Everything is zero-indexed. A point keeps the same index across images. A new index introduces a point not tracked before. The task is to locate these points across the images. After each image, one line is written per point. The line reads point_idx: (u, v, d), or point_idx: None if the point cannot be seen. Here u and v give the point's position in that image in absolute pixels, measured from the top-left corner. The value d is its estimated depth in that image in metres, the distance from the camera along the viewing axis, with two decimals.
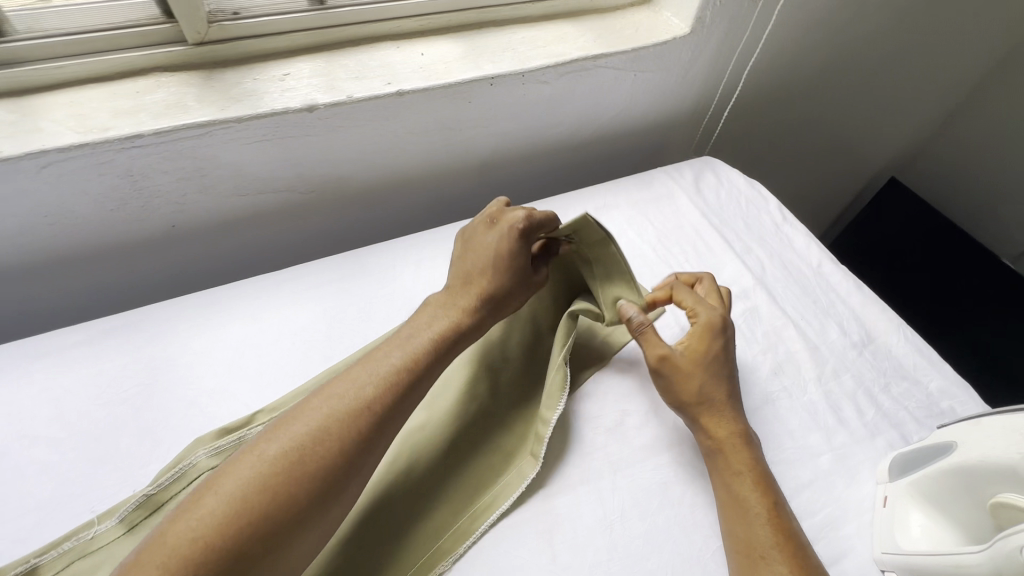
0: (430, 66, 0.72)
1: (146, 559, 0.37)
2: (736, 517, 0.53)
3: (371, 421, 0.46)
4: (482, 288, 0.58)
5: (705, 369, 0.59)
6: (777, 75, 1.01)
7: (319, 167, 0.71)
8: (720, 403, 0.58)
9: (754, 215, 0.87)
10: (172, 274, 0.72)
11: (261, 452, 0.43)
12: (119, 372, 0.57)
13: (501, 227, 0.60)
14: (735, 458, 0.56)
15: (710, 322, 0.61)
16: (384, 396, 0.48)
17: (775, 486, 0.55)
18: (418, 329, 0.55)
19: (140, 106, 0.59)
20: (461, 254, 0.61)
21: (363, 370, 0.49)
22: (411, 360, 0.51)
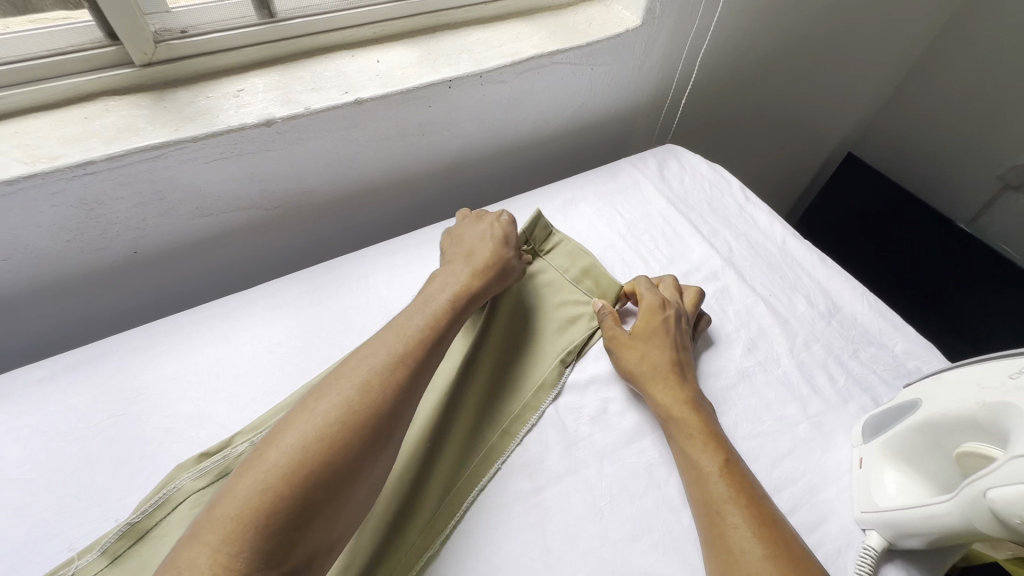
0: (387, 72, 0.71)
1: (212, 516, 0.38)
2: (693, 476, 0.51)
3: (411, 371, 0.48)
4: (487, 256, 0.62)
5: (649, 345, 0.61)
6: (731, 59, 1.04)
7: (283, 181, 0.70)
8: (664, 373, 0.58)
9: (718, 197, 0.86)
10: (143, 299, 0.72)
11: (311, 409, 0.43)
12: (90, 407, 0.55)
13: (489, 219, 0.68)
14: (687, 420, 0.55)
15: (652, 304, 0.64)
16: (416, 349, 0.49)
17: (729, 445, 0.54)
18: (434, 293, 0.57)
19: (90, 132, 0.58)
20: (456, 243, 0.66)
21: (391, 331, 0.51)
22: (435, 321, 0.53)
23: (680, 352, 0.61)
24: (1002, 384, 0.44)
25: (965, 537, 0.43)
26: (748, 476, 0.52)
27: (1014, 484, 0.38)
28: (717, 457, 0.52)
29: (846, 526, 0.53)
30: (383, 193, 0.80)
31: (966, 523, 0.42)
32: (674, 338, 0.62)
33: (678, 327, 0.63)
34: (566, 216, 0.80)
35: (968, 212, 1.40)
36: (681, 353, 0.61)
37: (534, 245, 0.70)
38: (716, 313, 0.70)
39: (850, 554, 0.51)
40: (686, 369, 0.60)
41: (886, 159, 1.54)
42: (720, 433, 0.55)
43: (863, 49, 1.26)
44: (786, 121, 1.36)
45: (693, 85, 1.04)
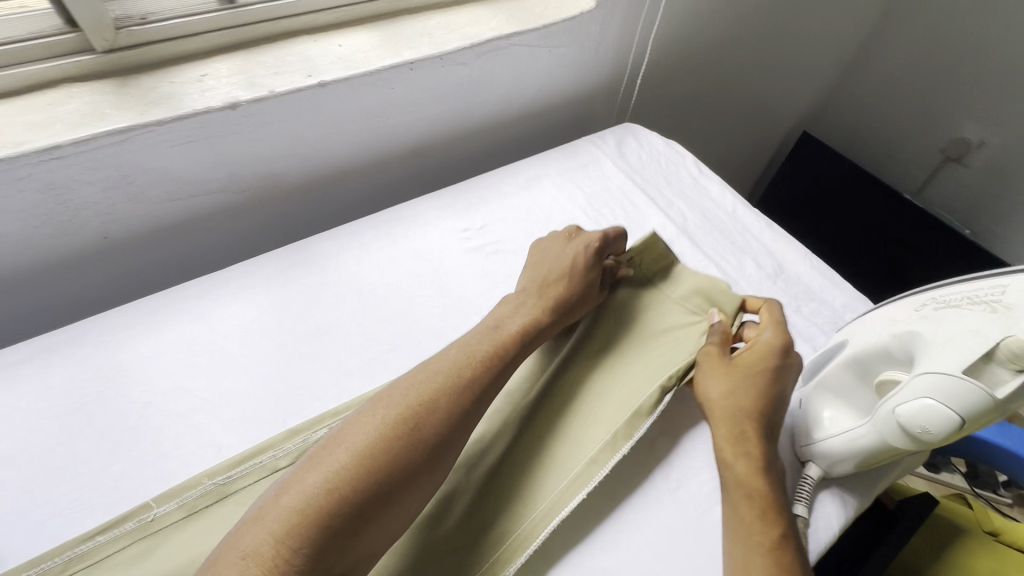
0: (348, 56, 0.73)
1: (277, 501, 0.40)
2: (733, 532, 0.48)
3: (474, 393, 0.49)
4: (563, 288, 0.60)
5: (748, 378, 0.55)
6: (683, 42, 1.09)
7: (251, 165, 0.72)
8: (743, 420, 0.53)
9: (673, 171, 0.91)
10: (114, 285, 0.72)
11: (377, 413, 0.45)
12: (68, 385, 0.56)
13: (580, 242, 0.64)
14: (751, 479, 0.50)
15: (774, 343, 0.57)
16: (482, 373, 0.50)
17: (786, 515, 0.49)
18: (501, 324, 0.56)
19: (54, 118, 0.59)
20: (536, 263, 0.65)
21: (457, 352, 0.52)
22: (499, 348, 0.53)
23: (772, 403, 0.54)
24: (911, 316, 0.51)
25: (881, 453, 0.50)
26: (795, 553, 0.47)
27: (915, 400, 0.44)
28: (772, 528, 0.47)
29: (789, 461, 0.58)
30: (351, 176, 0.83)
31: (880, 440, 0.48)
32: (776, 382, 0.55)
33: (787, 371, 0.56)
34: (530, 194, 0.84)
35: (914, 183, 1.48)
36: (774, 399, 0.55)
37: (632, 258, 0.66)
38: None
39: (791, 485, 0.56)
40: (772, 424, 0.54)
41: (838, 136, 1.62)
42: (780, 497, 0.50)
43: (812, 31, 1.32)
44: (744, 102, 1.41)
45: (648, 67, 1.08)
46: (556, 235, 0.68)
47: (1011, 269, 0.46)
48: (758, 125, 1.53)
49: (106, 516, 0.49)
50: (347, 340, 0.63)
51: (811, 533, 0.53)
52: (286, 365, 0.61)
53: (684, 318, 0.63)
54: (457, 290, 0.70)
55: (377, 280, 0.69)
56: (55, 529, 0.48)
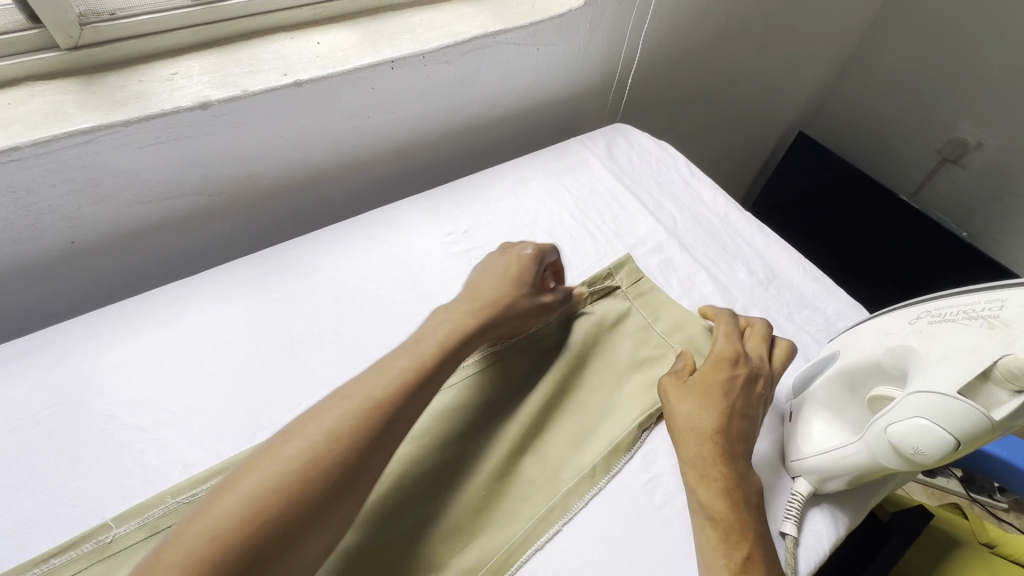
0: (327, 54, 0.70)
1: (159, 560, 0.35)
2: (700, 557, 0.48)
3: (385, 418, 0.44)
4: (491, 295, 0.60)
5: (703, 394, 0.55)
6: (676, 41, 1.06)
7: (226, 167, 0.69)
8: (703, 440, 0.52)
9: (664, 173, 0.89)
10: (82, 290, 0.70)
11: (280, 449, 0.41)
12: (28, 398, 0.54)
13: (511, 255, 0.65)
14: (714, 502, 0.49)
15: (722, 354, 0.59)
16: (397, 392, 0.46)
17: (754, 537, 0.48)
18: (425, 333, 0.54)
19: (14, 118, 0.56)
20: (470, 279, 0.64)
21: (376, 372, 0.48)
22: (419, 363, 0.50)
23: (732, 419, 0.54)
24: (905, 329, 0.49)
25: (872, 472, 0.48)
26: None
27: (907, 419, 0.42)
28: (737, 552, 0.46)
29: (778, 477, 0.56)
30: (331, 178, 0.80)
31: (871, 459, 0.46)
32: (732, 399, 0.55)
33: (743, 387, 0.57)
34: (516, 196, 0.81)
35: (911, 185, 1.46)
36: (735, 420, 0.54)
37: (619, 283, 0.70)
38: (661, 283, 0.73)
39: (780, 502, 0.54)
40: (736, 440, 0.53)
41: (834, 136, 1.60)
42: (750, 519, 0.49)
43: (807, 30, 1.30)
44: (738, 102, 1.39)
45: (641, 65, 1.05)
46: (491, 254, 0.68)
47: (1008, 282, 0.44)
48: (753, 125, 1.50)
49: (61, 537, 0.47)
50: (323, 349, 0.61)
51: (800, 551, 0.51)
52: (258, 375, 0.58)
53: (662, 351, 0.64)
54: (439, 298, 0.68)
55: (355, 286, 0.67)
56: (6, 551, 0.46)
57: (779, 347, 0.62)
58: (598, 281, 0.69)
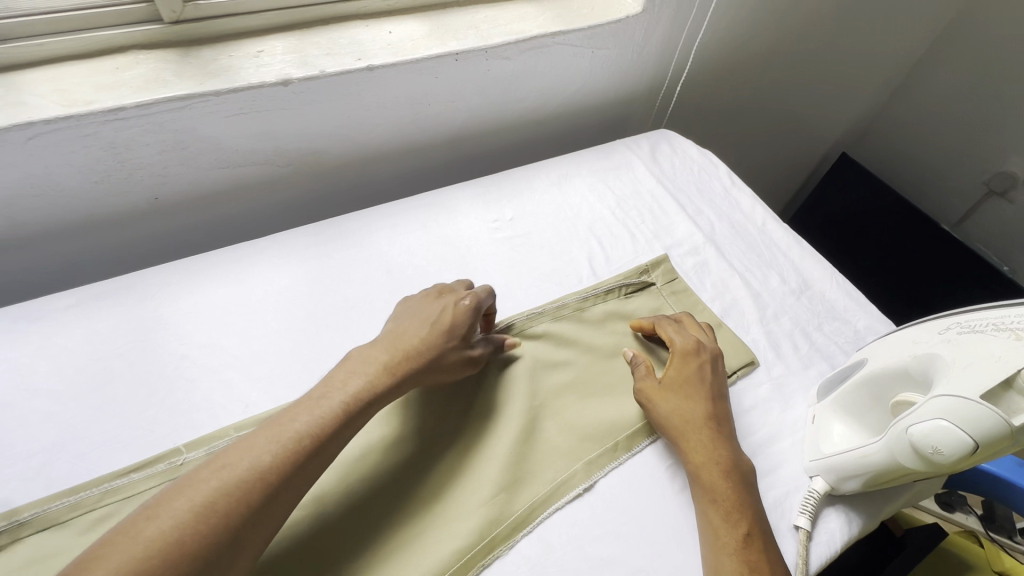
0: (397, 43, 0.75)
1: None
2: (703, 534, 0.51)
3: (267, 490, 0.42)
4: (414, 346, 0.55)
5: (686, 391, 0.59)
6: (727, 54, 1.08)
7: (296, 141, 0.75)
8: (698, 428, 0.56)
9: (705, 180, 0.91)
10: (157, 243, 0.76)
11: (139, 529, 0.37)
12: (112, 332, 0.60)
13: (447, 300, 0.60)
14: (716, 484, 0.53)
15: (686, 350, 0.63)
16: (286, 462, 0.43)
17: (755, 512, 0.52)
18: (330, 385, 0.50)
19: (121, 81, 0.63)
20: (396, 321, 0.58)
21: (262, 435, 0.44)
22: (317, 427, 0.46)
23: (715, 408, 0.59)
24: (933, 338, 0.51)
25: (891, 472, 0.50)
26: (766, 548, 0.50)
27: (927, 421, 0.45)
28: (738, 529, 0.50)
29: (796, 474, 0.59)
30: (388, 160, 0.85)
31: (890, 458, 0.49)
32: (706, 387, 0.60)
33: (711, 374, 0.61)
34: (560, 191, 0.85)
35: (954, 216, 1.45)
36: (716, 403, 0.59)
37: (655, 280, 0.74)
38: (695, 284, 0.76)
39: (797, 497, 0.57)
40: (722, 423, 0.58)
41: (878, 160, 1.59)
42: (748, 499, 0.53)
43: (858, 52, 1.30)
44: (782, 118, 1.40)
45: (690, 75, 1.08)
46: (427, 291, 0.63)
47: None
48: (796, 141, 1.50)
49: (139, 456, 0.52)
50: (374, 315, 0.66)
51: (813, 545, 0.54)
52: (314, 333, 0.63)
53: None
54: (483, 278, 0.72)
55: (406, 261, 0.72)
56: (92, 462, 0.51)
57: (690, 321, 0.68)
58: (634, 276, 0.74)
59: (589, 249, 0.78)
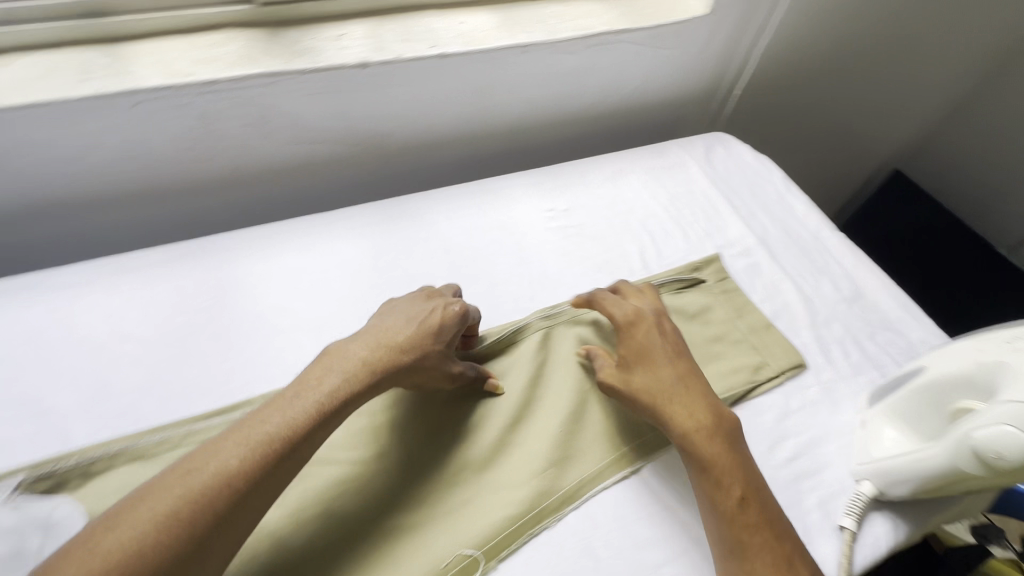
0: (469, 33, 0.78)
1: None
2: (702, 503, 0.52)
3: (234, 495, 0.41)
4: (397, 347, 0.53)
5: (644, 364, 0.59)
6: (787, 61, 1.08)
7: (366, 122, 0.78)
8: (670, 397, 0.56)
9: (759, 184, 0.92)
10: (231, 212, 0.81)
11: (98, 542, 0.36)
12: (194, 288, 0.64)
13: (436, 302, 0.59)
14: (702, 453, 0.53)
15: (632, 319, 0.62)
16: (251, 464, 0.42)
17: (748, 471, 0.53)
18: (305, 382, 0.49)
19: (215, 57, 0.67)
20: (382, 318, 0.57)
21: (228, 439, 0.43)
22: (288, 428, 0.45)
23: (678, 371, 0.58)
24: (998, 348, 0.51)
25: (946, 479, 0.51)
26: (774, 513, 0.51)
27: (994, 427, 0.45)
28: (731, 494, 0.51)
29: (842, 477, 0.59)
30: (448, 145, 0.88)
31: (948, 464, 0.50)
32: (661, 351, 0.60)
33: (660, 336, 0.61)
34: (614, 186, 0.86)
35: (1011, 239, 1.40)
36: (677, 362, 0.59)
37: (706, 278, 0.75)
38: (746, 285, 0.76)
39: (841, 499, 0.57)
40: (693, 386, 0.57)
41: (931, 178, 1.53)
42: (738, 460, 0.53)
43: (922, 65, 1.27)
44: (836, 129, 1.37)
45: (750, 81, 1.08)
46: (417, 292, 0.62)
47: None
48: (863, 160, 1.46)
49: (216, 403, 0.56)
50: None
51: (856, 546, 0.55)
52: (376, 303, 0.66)
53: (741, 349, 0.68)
54: (537, 264, 0.74)
55: (464, 243, 0.75)
56: (176, 404, 0.56)
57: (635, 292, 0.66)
58: (685, 273, 0.75)
59: (640, 243, 0.79)
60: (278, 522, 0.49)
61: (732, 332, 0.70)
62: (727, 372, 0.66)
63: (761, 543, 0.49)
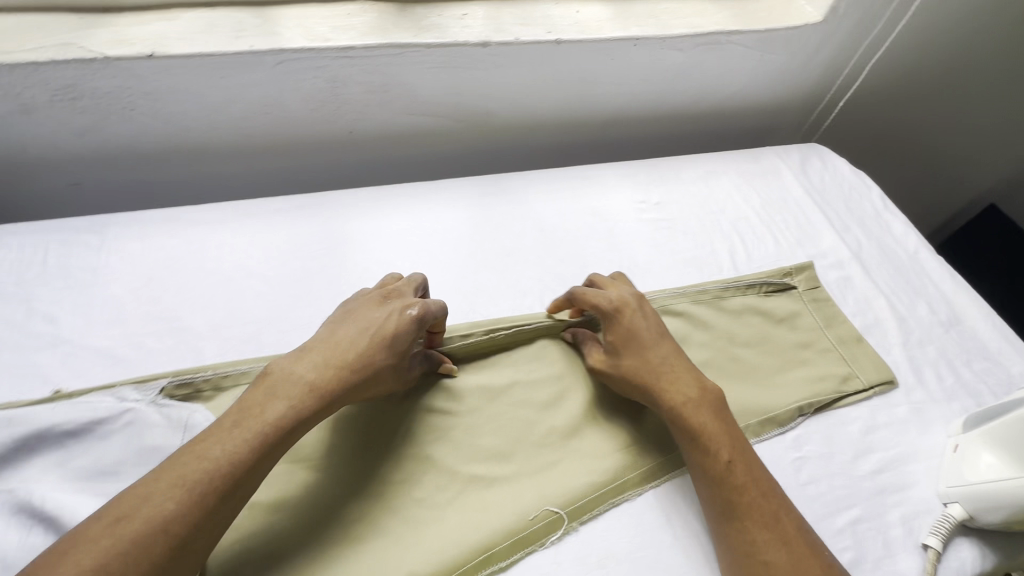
0: (584, 22, 0.80)
1: None
2: (693, 473, 0.53)
3: (173, 540, 0.38)
4: (343, 366, 0.49)
5: (633, 352, 0.57)
6: (897, 77, 1.04)
7: (474, 99, 0.82)
8: (659, 379, 0.56)
9: (855, 199, 0.89)
10: (340, 169, 0.87)
11: None
12: (310, 236, 0.70)
13: (392, 309, 0.53)
14: (693, 424, 0.53)
15: (619, 305, 0.60)
16: (188, 504, 0.39)
17: (738, 439, 0.54)
18: (246, 409, 0.45)
19: (351, 25, 0.71)
20: (333, 326, 0.52)
21: (162, 478, 0.40)
22: (229, 461, 0.42)
23: (666, 355, 0.57)
24: None
25: None
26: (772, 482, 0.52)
27: None
28: (721, 459, 0.52)
29: (928, 498, 0.58)
30: (545, 129, 0.91)
31: None
32: (646, 335, 0.58)
33: (645, 321, 0.59)
34: (707, 186, 0.86)
35: None
36: (662, 346, 0.58)
37: (796, 284, 0.75)
38: (837, 297, 0.75)
39: (927, 518, 0.57)
40: (677, 368, 0.57)
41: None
42: (725, 429, 0.54)
43: None
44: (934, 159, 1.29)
45: (855, 93, 1.06)
46: (375, 292, 0.57)
47: None
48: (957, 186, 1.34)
49: None
50: (526, 265, 0.72)
51: (939, 567, 0.54)
52: (474, 270, 0.70)
53: (829, 360, 0.68)
54: (627, 251, 0.76)
55: (557, 223, 0.77)
56: (292, 337, 0.61)
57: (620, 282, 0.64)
58: (776, 277, 0.75)
59: (730, 244, 0.79)
60: (378, 458, 0.53)
61: (820, 341, 0.70)
62: (814, 379, 0.66)
63: (751, 503, 0.50)
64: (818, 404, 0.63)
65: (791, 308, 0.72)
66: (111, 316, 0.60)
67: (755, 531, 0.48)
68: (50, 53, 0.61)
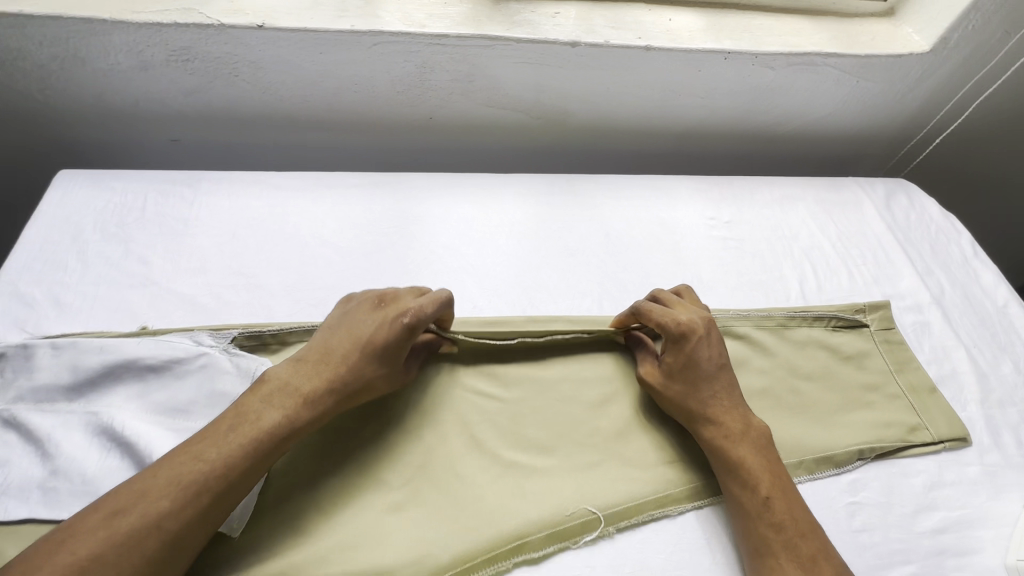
0: (676, 31, 0.78)
1: None
2: (730, 505, 0.52)
3: (168, 537, 0.39)
4: (337, 376, 0.49)
5: (688, 380, 0.55)
6: (1005, 119, 0.97)
7: (554, 97, 0.82)
8: (704, 411, 0.54)
9: (943, 242, 0.84)
10: (414, 152, 0.89)
11: None
12: (383, 213, 0.72)
13: (387, 317, 0.52)
14: (733, 455, 0.52)
15: (687, 331, 0.56)
16: (184, 504, 0.40)
17: (781, 477, 0.51)
18: (242, 413, 0.45)
19: (446, 14, 0.73)
20: (329, 331, 0.52)
21: (160, 475, 0.41)
22: (223, 464, 0.42)
23: (716, 388, 0.55)
24: None
25: None
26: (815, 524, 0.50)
27: None
28: (758, 495, 0.50)
29: (993, 568, 0.54)
30: (619, 133, 0.90)
31: None
32: (706, 365, 0.55)
33: (707, 350, 0.56)
34: (782, 210, 0.84)
35: None
36: (715, 377, 0.56)
37: (869, 322, 0.71)
38: (911, 342, 0.71)
39: None
40: (725, 402, 0.55)
41: None
42: (767, 466, 0.52)
43: None
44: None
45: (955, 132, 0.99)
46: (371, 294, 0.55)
47: None
48: None
49: None
50: (587, 267, 0.71)
51: None
52: (535, 265, 0.70)
53: (896, 406, 0.64)
54: (691, 265, 0.74)
55: (622, 229, 0.76)
56: None
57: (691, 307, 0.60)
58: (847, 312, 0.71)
59: (800, 272, 0.76)
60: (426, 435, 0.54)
61: (889, 386, 0.66)
62: (878, 425, 0.62)
63: (786, 541, 0.48)
64: (880, 451, 0.60)
65: (861, 348, 0.68)
66: (197, 266, 0.64)
67: (787, 570, 0.46)
68: (173, 16, 0.66)
